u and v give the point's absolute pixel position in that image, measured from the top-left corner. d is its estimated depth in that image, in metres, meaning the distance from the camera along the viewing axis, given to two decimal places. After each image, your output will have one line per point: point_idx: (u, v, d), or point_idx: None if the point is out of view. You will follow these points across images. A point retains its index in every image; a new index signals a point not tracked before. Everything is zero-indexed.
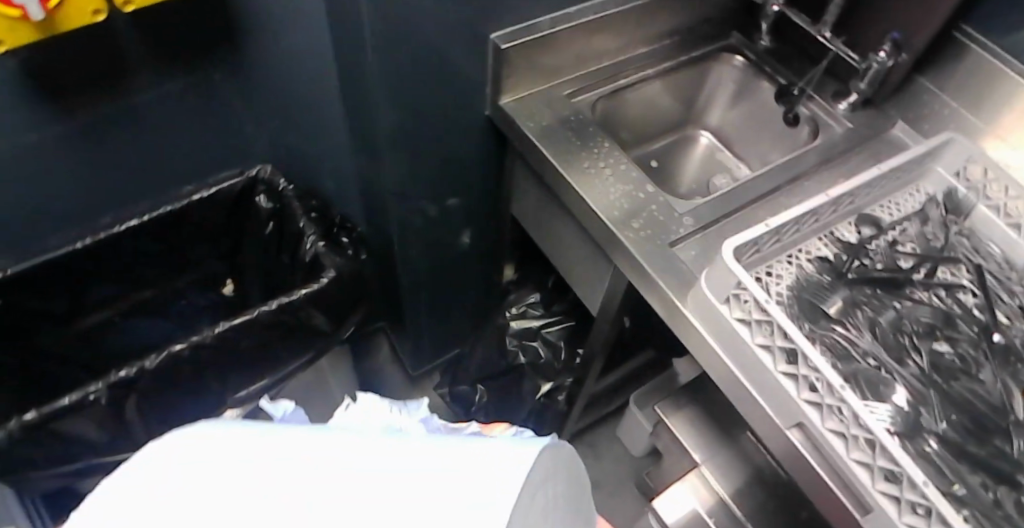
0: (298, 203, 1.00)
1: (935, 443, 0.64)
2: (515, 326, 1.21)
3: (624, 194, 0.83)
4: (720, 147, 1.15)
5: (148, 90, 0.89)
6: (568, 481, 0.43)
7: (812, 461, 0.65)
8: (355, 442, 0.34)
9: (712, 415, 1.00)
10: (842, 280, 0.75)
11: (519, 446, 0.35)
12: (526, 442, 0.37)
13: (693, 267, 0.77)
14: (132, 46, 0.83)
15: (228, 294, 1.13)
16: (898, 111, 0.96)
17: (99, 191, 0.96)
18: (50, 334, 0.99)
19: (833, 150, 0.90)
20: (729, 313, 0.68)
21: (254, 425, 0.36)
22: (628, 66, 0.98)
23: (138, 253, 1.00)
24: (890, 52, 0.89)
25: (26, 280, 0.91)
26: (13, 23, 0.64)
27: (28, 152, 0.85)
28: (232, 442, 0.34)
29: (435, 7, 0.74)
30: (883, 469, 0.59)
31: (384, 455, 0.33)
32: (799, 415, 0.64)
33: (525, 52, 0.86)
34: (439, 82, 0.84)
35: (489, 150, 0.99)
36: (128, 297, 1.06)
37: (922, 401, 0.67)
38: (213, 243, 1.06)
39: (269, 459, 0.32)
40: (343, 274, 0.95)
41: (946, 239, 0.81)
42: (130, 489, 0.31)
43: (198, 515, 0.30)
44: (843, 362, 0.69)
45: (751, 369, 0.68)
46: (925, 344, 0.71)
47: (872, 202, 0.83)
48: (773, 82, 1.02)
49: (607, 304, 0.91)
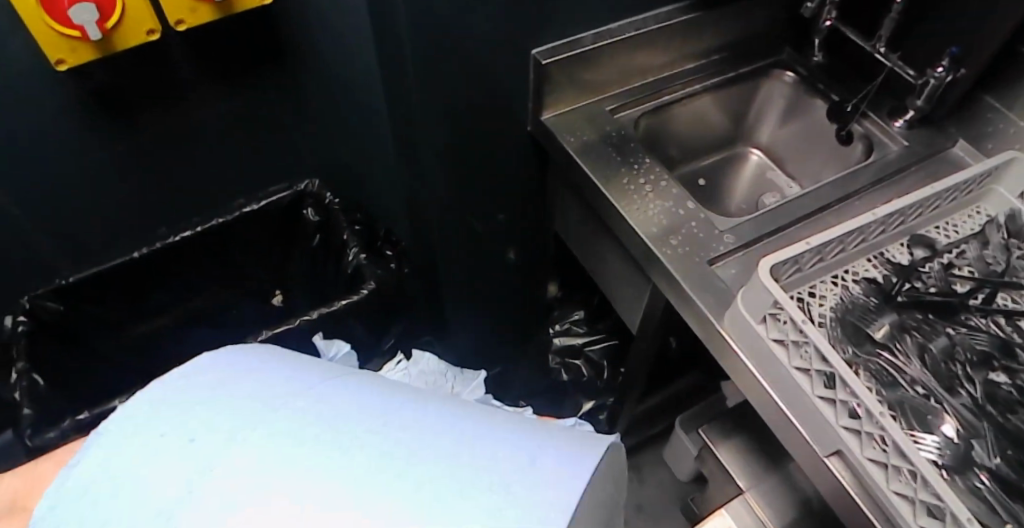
0: (342, 216, 1.04)
1: (988, 479, 0.61)
2: (558, 342, 1.25)
3: (663, 210, 0.82)
4: (771, 165, 1.12)
5: (205, 106, 0.93)
6: (621, 477, 0.45)
7: (853, 492, 0.62)
8: (332, 435, 0.36)
9: (759, 442, 0.97)
10: (890, 303, 0.72)
11: (500, 458, 0.37)
12: (515, 450, 0.38)
13: (731, 285, 0.75)
14: (188, 63, 0.87)
15: (276, 304, 1.18)
16: (958, 129, 0.92)
17: (158, 205, 1.01)
18: (111, 336, 1.05)
19: (889, 169, 0.87)
20: (765, 333, 0.66)
21: (245, 396, 0.38)
22: (674, 83, 0.98)
23: (193, 264, 1.06)
24: (949, 67, 0.84)
25: (88, 286, 0.98)
26: (74, 43, 0.70)
27: (95, 166, 0.91)
28: (218, 417, 0.36)
29: (475, 23, 0.76)
30: (926, 503, 0.56)
31: (362, 454, 0.35)
32: (838, 442, 0.62)
33: (567, 68, 0.86)
34: (481, 97, 0.86)
35: (534, 166, 1.00)
36: (183, 305, 1.11)
37: (974, 433, 0.63)
38: (265, 254, 1.11)
39: (249, 445, 0.35)
40: (382, 286, 0.98)
41: (1007, 263, 0.76)
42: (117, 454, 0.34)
43: (175, 488, 0.33)
44: (888, 389, 0.66)
45: (788, 392, 0.66)
46: (980, 373, 0.67)
47: (925, 224, 0.80)
48: (827, 99, 0.99)
49: (646, 323, 0.90)
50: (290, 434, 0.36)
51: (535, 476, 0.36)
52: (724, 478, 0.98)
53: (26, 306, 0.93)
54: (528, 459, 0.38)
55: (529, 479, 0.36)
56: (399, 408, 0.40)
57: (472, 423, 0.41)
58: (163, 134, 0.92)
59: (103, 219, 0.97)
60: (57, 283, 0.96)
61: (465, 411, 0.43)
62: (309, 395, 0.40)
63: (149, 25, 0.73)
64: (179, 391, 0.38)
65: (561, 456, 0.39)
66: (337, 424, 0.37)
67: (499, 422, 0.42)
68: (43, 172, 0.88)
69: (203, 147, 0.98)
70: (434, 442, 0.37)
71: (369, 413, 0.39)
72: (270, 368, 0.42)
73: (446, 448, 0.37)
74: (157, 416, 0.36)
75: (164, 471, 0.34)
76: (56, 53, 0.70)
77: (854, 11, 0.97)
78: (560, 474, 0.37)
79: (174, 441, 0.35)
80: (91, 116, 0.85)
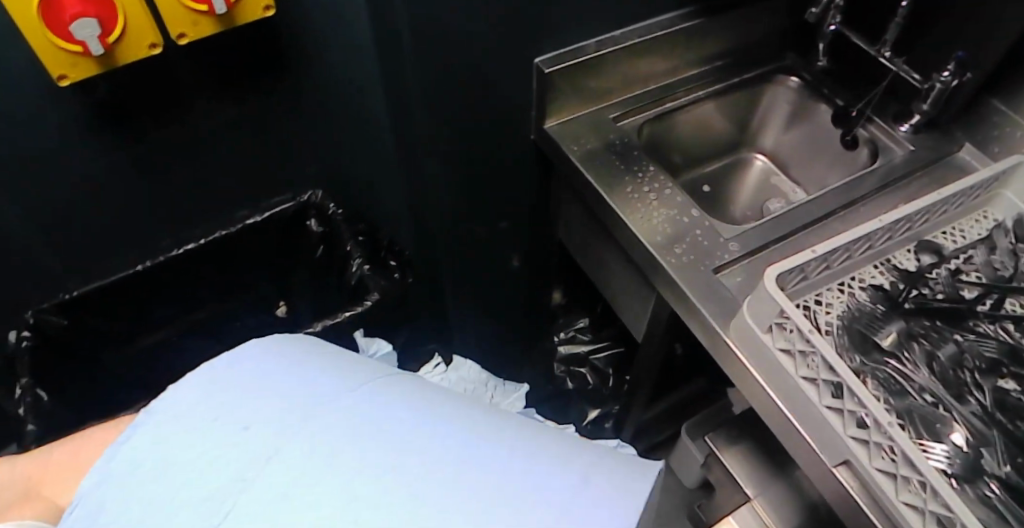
0: (345, 227, 1.05)
1: (997, 487, 0.60)
2: (563, 350, 1.25)
3: (668, 219, 0.82)
4: (776, 171, 1.12)
5: (208, 119, 0.93)
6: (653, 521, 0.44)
7: (861, 502, 0.61)
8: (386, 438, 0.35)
9: (765, 448, 0.96)
10: (897, 310, 0.71)
11: (545, 486, 0.37)
12: (558, 480, 0.38)
13: (737, 293, 0.75)
14: (189, 76, 0.87)
15: (281, 315, 1.18)
16: (964, 133, 0.91)
17: (162, 217, 1.01)
18: (115, 349, 1.06)
19: (895, 174, 0.87)
20: (772, 343, 0.66)
21: (298, 387, 0.38)
22: (677, 90, 0.97)
23: (199, 277, 1.07)
24: (954, 71, 0.83)
25: (89, 300, 0.99)
26: (76, 58, 0.71)
27: (98, 180, 0.91)
28: (273, 405, 0.36)
29: (477, 33, 0.76)
30: (936, 513, 0.55)
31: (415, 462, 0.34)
32: (846, 452, 0.61)
33: (569, 76, 0.86)
34: (484, 106, 0.85)
35: (538, 174, 1.00)
36: (188, 317, 1.11)
37: (983, 442, 0.63)
38: (270, 264, 1.12)
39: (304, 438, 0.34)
40: (386, 296, 0.98)
41: (1015, 269, 0.76)
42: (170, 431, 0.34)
43: (226, 473, 0.32)
44: (895, 398, 0.65)
45: (795, 401, 0.65)
46: (989, 380, 0.67)
47: (932, 229, 0.79)
48: (831, 103, 0.99)
49: (652, 331, 0.90)
50: (345, 432, 0.35)
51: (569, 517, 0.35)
52: (731, 486, 0.97)
53: (31, 320, 0.95)
54: (560, 498, 0.36)
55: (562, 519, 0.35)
56: (438, 419, 0.39)
57: (517, 441, 0.40)
58: (167, 146, 0.92)
59: (108, 233, 0.98)
60: (61, 296, 0.97)
61: (504, 428, 0.41)
62: (360, 394, 0.39)
63: (151, 39, 0.73)
64: (220, 382, 0.37)
65: (600, 493, 0.38)
66: (389, 426, 0.37)
67: (538, 443, 0.42)
68: (47, 188, 0.88)
69: (206, 160, 0.98)
70: (472, 459, 0.36)
71: (420, 418, 0.38)
72: (321, 362, 0.41)
73: (485, 469, 0.36)
74: (209, 399, 0.35)
75: (219, 453, 0.33)
76: (59, 69, 0.70)
77: (858, 15, 0.97)
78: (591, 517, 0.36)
79: (223, 426, 0.34)
80: (95, 131, 0.85)
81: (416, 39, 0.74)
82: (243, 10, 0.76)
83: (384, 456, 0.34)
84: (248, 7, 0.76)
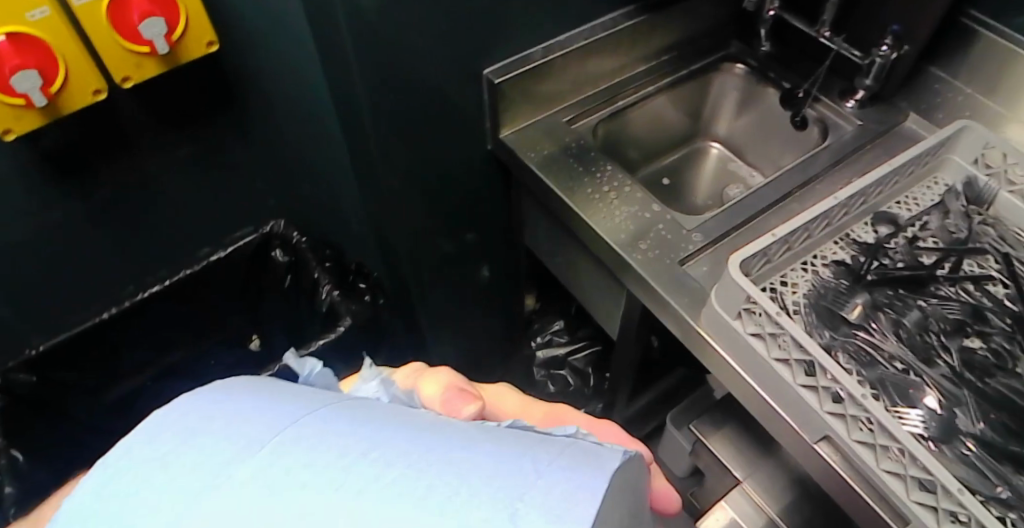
0: (312, 254, 1.03)
1: (974, 445, 0.62)
2: (542, 355, 1.27)
3: (630, 216, 0.83)
4: (731, 157, 1.14)
5: (159, 159, 0.91)
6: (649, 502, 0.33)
7: (845, 475, 0.62)
8: (378, 434, 0.26)
9: (750, 430, 0.97)
10: (861, 283, 0.73)
11: (588, 455, 0.27)
12: (600, 449, 0.28)
13: (704, 283, 0.76)
14: (137, 118, 0.85)
15: (256, 348, 1.17)
16: (908, 103, 0.93)
17: (123, 264, 0.99)
18: (87, 402, 1.04)
19: (846, 150, 0.88)
20: (742, 328, 0.67)
21: (282, 402, 0.29)
22: (627, 87, 0.99)
23: (167, 318, 1.05)
24: (892, 45, 0.87)
25: (54, 354, 0.96)
26: (19, 111, 0.69)
27: (53, 233, 0.89)
28: (248, 422, 0.27)
29: (423, 50, 0.76)
30: (917, 478, 0.57)
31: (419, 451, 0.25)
32: (825, 428, 0.62)
33: (520, 84, 0.87)
34: (438, 122, 0.86)
35: (498, 184, 1.01)
36: (159, 361, 1.10)
37: (955, 402, 0.64)
38: (239, 300, 1.11)
39: (274, 449, 0.25)
40: (359, 321, 0.98)
41: (969, 230, 0.78)
42: (131, 465, 0.26)
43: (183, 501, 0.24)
44: (867, 370, 0.66)
45: (771, 383, 0.66)
46: (955, 341, 0.69)
47: (887, 200, 0.80)
48: (779, 87, 1.01)
49: (626, 328, 0.90)
50: (327, 436, 0.26)
51: (567, 460, 0.26)
52: (720, 472, 0.98)
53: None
54: (555, 448, 0.27)
55: (568, 464, 0.25)
56: (448, 423, 0.29)
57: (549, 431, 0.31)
58: (120, 191, 0.91)
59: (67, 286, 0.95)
60: (28, 353, 0.94)
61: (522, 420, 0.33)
62: (357, 404, 0.30)
63: (95, 85, 0.72)
64: (183, 416, 0.28)
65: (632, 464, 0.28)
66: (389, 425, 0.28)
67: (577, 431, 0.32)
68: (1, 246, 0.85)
69: (162, 201, 0.96)
70: (443, 437, 0.27)
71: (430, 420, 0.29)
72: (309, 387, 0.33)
73: (510, 453, 0.26)
74: (177, 423, 0.28)
75: (178, 482, 0.24)
76: (3, 123, 0.69)
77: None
78: (598, 457, 0.27)
79: (191, 450, 0.26)
80: (45, 184, 0.83)
81: (364, 61, 0.74)
82: (186, 48, 0.75)
83: (329, 449, 0.25)
84: (191, 44, 0.75)
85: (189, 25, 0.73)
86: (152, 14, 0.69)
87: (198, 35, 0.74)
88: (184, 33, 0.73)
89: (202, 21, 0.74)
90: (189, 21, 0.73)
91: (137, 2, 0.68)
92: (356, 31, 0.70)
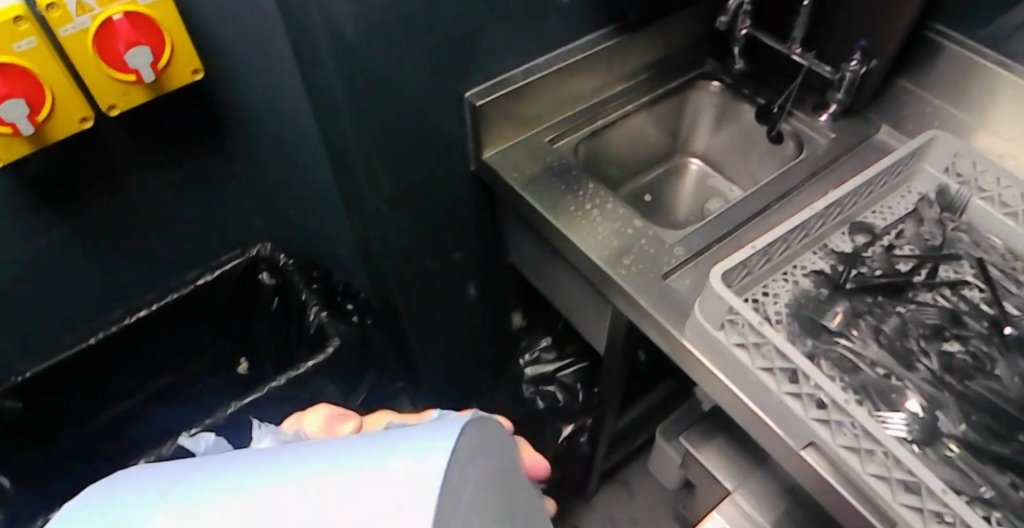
0: (299, 277, 1.03)
1: (956, 446, 0.63)
2: (529, 372, 1.26)
3: (613, 232, 0.84)
4: (711, 172, 1.16)
5: (145, 187, 0.92)
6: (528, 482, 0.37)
7: (832, 480, 0.63)
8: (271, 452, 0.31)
9: (739, 441, 0.98)
10: (841, 291, 0.74)
11: (433, 422, 0.31)
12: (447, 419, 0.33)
13: (689, 296, 0.77)
14: (123, 146, 0.86)
15: (242, 373, 1.17)
16: (880, 115, 0.96)
17: (110, 291, 0.99)
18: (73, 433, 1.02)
19: (821, 163, 0.90)
20: (726, 338, 0.68)
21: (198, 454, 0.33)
22: (607, 106, 1.00)
23: (153, 345, 1.04)
24: (861, 60, 0.89)
25: (37, 384, 0.95)
26: (5, 140, 0.69)
27: (37, 263, 0.88)
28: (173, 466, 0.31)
29: (405, 71, 0.78)
30: (901, 480, 0.58)
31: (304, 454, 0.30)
32: (810, 434, 0.63)
33: (501, 106, 0.88)
34: (422, 144, 0.87)
35: (482, 205, 1.02)
36: (145, 389, 1.09)
37: (937, 405, 0.65)
38: (227, 327, 1.11)
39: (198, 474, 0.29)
40: (347, 342, 0.98)
41: (944, 237, 0.80)
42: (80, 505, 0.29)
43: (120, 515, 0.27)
44: (850, 376, 0.67)
45: (756, 392, 0.67)
46: (934, 346, 0.70)
47: (864, 209, 0.82)
48: (754, 103, 1.03)
49: (613, 343, 0.91)
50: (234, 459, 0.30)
51: (412, 447, 0.28)
52: (711, 483, 0.99)
53: None
54: (417, 428, 0.31)
55: (422, 439, 0.29)
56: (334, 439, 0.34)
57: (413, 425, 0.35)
58: (107, 219, 0.91)
59: (54, 316, 0.95)
60: (14, 380, 0.93)
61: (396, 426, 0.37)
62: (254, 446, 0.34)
63: (82, 112, 0.73)
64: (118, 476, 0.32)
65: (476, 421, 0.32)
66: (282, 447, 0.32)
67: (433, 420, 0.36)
68: None
69: (147, 229, 0.96)
70: (326, 444, 0.31)
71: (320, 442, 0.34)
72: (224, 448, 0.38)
73: (383, 439, 0.30)
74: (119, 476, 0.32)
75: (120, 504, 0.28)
76: None
77: (766, 16, 1.01)
78: (447, 426, 0.30)
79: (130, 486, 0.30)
80: (31, 213, 0.83)
81: (348, 84, 0.75)
82: (172, 75, 0.75)
83: (239, 467, 0.29)
84: (177, 71, 0.76)
85: (175, 53, 0.74)
86: (138, 43, 0.70)
87: (183, 64, 0.76)
88: (170, 61, 0.74)
89: (188, 49, 0.75)
90: (175, 50, 0.74)
91: (123, 32, 0.69)
92: (340, 54, 0.71)
